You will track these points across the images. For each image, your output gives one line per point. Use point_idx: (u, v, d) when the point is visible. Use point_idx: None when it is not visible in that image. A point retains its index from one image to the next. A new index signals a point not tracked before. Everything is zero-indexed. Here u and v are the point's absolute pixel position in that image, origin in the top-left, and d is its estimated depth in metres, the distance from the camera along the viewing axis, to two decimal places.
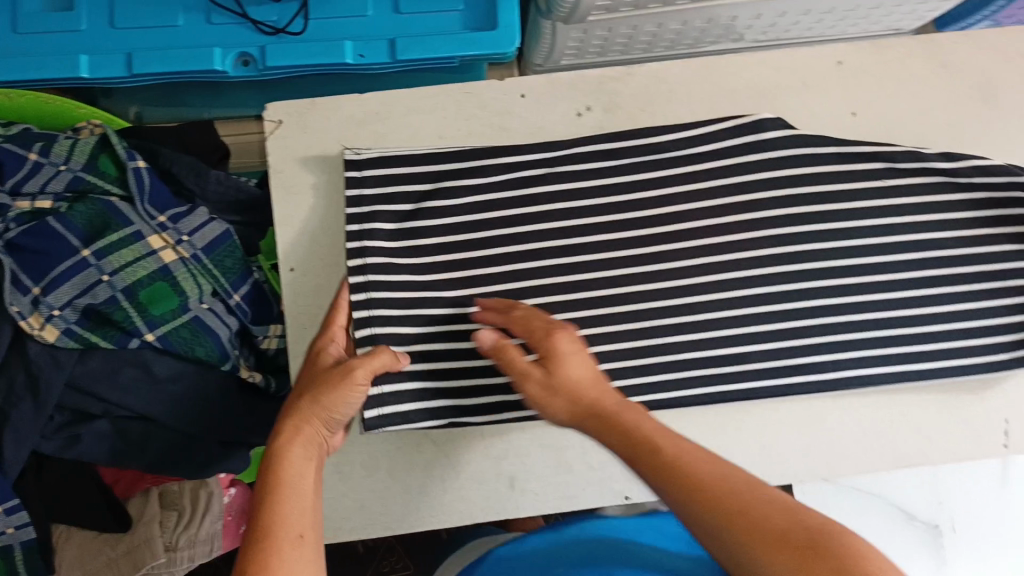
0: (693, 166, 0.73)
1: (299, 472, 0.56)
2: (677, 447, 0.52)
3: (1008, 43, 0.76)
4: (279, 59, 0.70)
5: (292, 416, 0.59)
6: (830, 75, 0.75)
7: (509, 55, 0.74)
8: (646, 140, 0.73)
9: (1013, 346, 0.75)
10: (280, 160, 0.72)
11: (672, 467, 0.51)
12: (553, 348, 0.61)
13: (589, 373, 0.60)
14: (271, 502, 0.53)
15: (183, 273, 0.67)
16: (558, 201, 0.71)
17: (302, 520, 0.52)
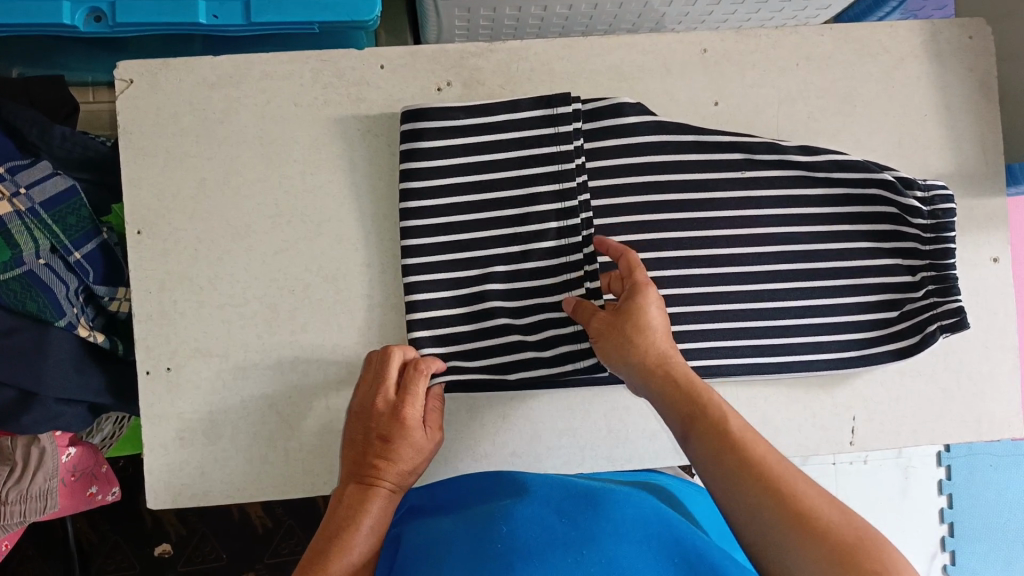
0: (559, 148, 0.71)
1: (354, 530, 0.61)
2: (753, 439, 0.55)
3: (875, 40, 0.76)
4: (129, 16, 0.69)
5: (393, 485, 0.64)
6: (694, 64, 0.75)
7: (369, 23, 0.73)
8: (509, 116, 0.71)
9: (862, 344, 0.75)
10: (131, 119, 0.71)
11: (736, 450, 0.53)
12: (645, 284, 0.65)
13: (658, 322, 0.64)
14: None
15: (18, 226, 0.65)
16: (410, 177, 0.70)
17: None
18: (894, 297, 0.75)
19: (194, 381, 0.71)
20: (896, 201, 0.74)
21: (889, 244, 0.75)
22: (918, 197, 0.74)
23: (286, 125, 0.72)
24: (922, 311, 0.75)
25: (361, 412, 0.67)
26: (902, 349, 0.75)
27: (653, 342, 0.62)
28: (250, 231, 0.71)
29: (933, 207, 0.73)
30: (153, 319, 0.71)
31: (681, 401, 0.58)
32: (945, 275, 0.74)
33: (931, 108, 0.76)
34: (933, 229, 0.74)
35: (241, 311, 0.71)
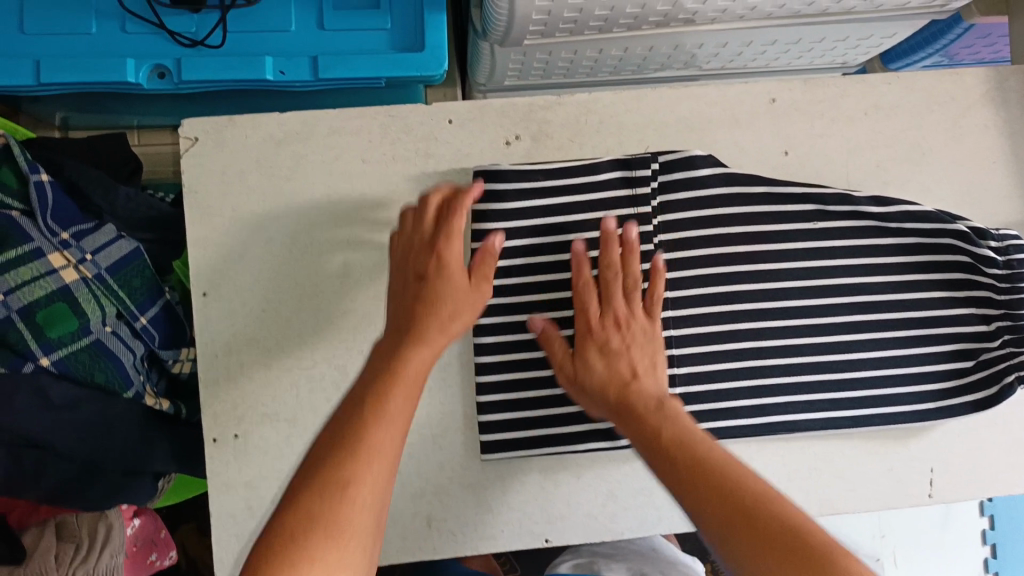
0: (637, 212, 0.71)
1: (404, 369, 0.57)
2: (708, 450, 0.56)
3: (942, 88, 0.76)
4: (195, 74, 0.68)
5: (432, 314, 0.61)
6: (762, 113, 0.74)
7: (437, 77, 0.72)
8: (588, 179, 0.71)
9: (939, 395, 0.74)
10: (196, 178, 0.69)
11: (686, 464, 0.56)
12: (630, 322, 0.68)
13: (638, 355, 0.67)
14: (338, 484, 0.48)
15: (84, 293, 0.63)
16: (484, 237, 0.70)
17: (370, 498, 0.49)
18: (969, 347, 0.75)
19: (262, 449, 0.68)
20: (970, 251, 0.73)
21: (963, 293, 0.74)
22: (993, 246, 0.73)
23: (354, 182, 0.70)
24: (999, 361, 0.74)
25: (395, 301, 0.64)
26: (978, 401, 0.74)
27: (606, 375, 0.66)
28: (320, 292, 0.70)
29: (1008, 256, 0.73)
30: (219, 385, 0.68)
31: (637, 423, 0.62)
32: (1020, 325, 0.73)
33: (1001, 156, 0.76)
34: (1008, 279, 0.73)
35: (310, 374, 0.69)
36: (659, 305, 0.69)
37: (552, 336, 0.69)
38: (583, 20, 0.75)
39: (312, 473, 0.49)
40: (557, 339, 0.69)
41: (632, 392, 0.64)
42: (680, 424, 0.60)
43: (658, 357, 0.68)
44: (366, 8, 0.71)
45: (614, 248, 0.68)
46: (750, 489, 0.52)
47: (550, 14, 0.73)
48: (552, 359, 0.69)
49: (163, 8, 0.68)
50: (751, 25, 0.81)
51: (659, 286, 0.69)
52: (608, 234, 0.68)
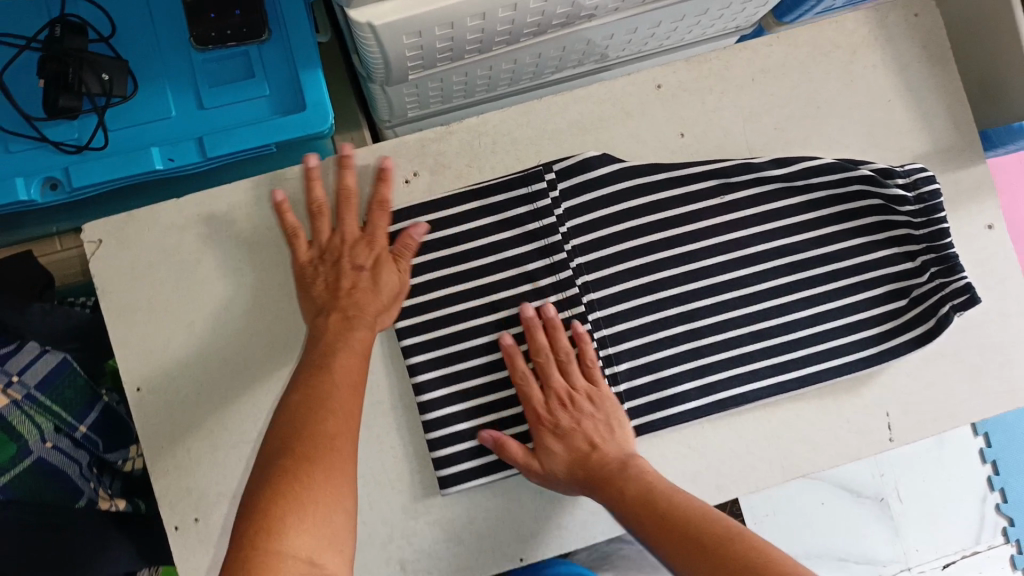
0: (538, 224, 0.72)
1: (344, 317, 0.65)
2: (675, 504, 0.60)
3: (824, 40, 0.76)
4: (86, 178, 0.68)
5: (367, 301, 0.66)
6: (651, 100, 0.75)
7: (326, 132, 0.72)
8: (477, 203, 0.72)
9: (880, 339, 0.74)
10: (107, 280, 0.70)
11: (660, 518, 0.59)
12: (576, 395, 0.69)
13: (594, 425, 0.69)
14: (325, 407, 0.58)
15: (18, 416, 0.64)
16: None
17: (349, 372, 0.62)
18: (899, 286, 0.75)
19: (223, 528, 0.69)
20: (879, 193, 0.74)
21: (882, 235, 0.75)
22: (901, 184, 0.74)
23: (261, 251, 0.72)
24: (932, 294, 0.74)
25: (309, 301, 0.68)
26: (920, 336, 0.74)
27: (570, 458, 0.68)
28: (250, 364, 0.71)
29: (918, 190, 0.74)
30: (170, 472, 0.69)
31: (605, 488, 0.64)
32: (945, 255, 0.73)
33: (895, 92, 0.76)
34: (923, 213, 0.74)
35: (257, 447, 0.70)
36: (594, 368, 0.70)
37: (504, 442, 0.69)
38: (458, 45, 0.75)
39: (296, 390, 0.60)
40: (510, 439, 0.69)
41: (595, 464, 0.67)
42: (648, 482, 0.63)
43: (612, 417, 0.69)
44: (241, 79, 0.71)
45: (539, 334, 0.70)
46: (711, 530, 0.56)
47: (423, 48, 0.73)
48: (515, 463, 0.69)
49: (40, 122, 0.69)
50: (630, 14, 0.81)
51: (589, 350, 0.70)
52: (524, 314, 0.70)
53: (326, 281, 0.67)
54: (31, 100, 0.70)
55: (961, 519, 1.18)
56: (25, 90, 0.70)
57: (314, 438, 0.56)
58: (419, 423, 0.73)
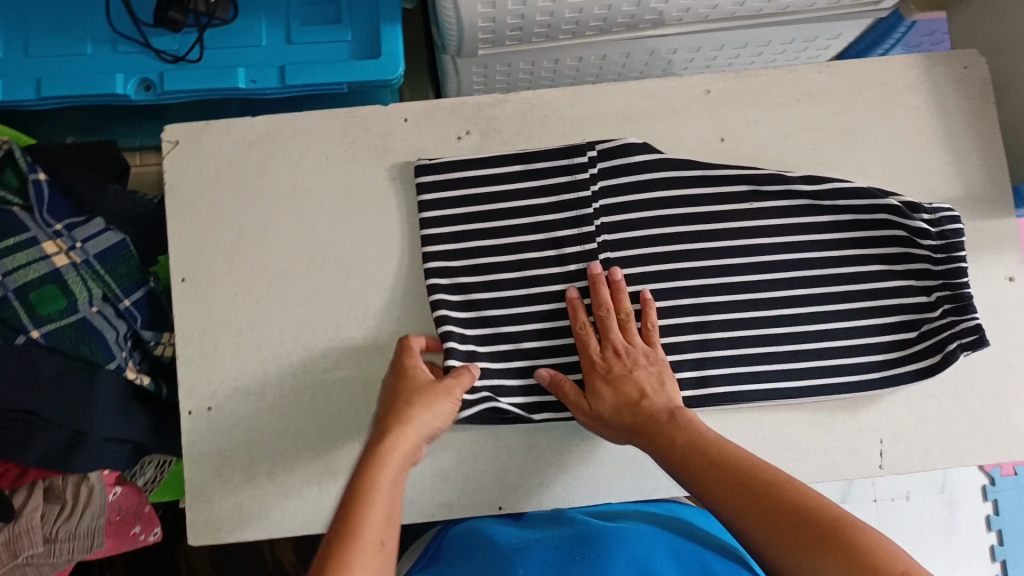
0: (575, 196, 0.76)
1: (408, 425, 0.65)
2: (723, 455, 0.62)
3: (871, 76, 0.80)
4: (177, 84, 0.76)
5: (405, 414, 0.65)
6: (697, 104, 0.79)
7: (394, 82, 0.79)
8: (521, 167, 0.77)
9: (884, 365, 0.76)
10: (177, 177, 0.77)
11: (712, 466, 0.61)
12: (626, 349, 0.72)
13: (643, 379, 0.71)
14: (377, 481, 0.60)
15: (73, 277, 0.71)
16: (435, 225, 0.76)
17: (404, 454, 0.63)
18: (911, 318, 0.77)
19: (234, 421, 0.74)
20: (903, 224, 0.76)
21: (901, 267, 0.77)
22: (926, 219, 0.75)
23: (316, 176, 0.77)
24: (941, 331, 0.75)
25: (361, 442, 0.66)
26: (922, 369, 0.76)
27: (618, 402, 0.69)
28: (285, 277, 0.76)
29: (941, 228, 0.75)
30: (196, 361, 0.75)
31: (654, 432, 0.66)
32: (959, 294, 0.75)
33: (934, 135, 0.79)
34: (943, 249, 0.75)
35: (278, 352, 0.75)
36: (654, 333, 0.73)
37: (560, 379, 0.72)
38: (528, 26, 0.81)
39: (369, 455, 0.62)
40: (566, 379, 0.72)
41: (643, 411, 0.68)
42: (695, 431, 0.65)
43: (663, 378, 0.71)
44: (329, 23, 0.79)
45: (603, 290, 0.73)
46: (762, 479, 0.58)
47: (495, 22, 0.79)
48: (564, 402, 0.71)
49: (149, 29, 0.78)
50: (694, 29, 0.87)
51: (651, 316, 0.73)
52: (591, 269, 0.73)
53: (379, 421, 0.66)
54: (145, 10, 0.78)
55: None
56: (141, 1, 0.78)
57: (364, 509, 0.57)
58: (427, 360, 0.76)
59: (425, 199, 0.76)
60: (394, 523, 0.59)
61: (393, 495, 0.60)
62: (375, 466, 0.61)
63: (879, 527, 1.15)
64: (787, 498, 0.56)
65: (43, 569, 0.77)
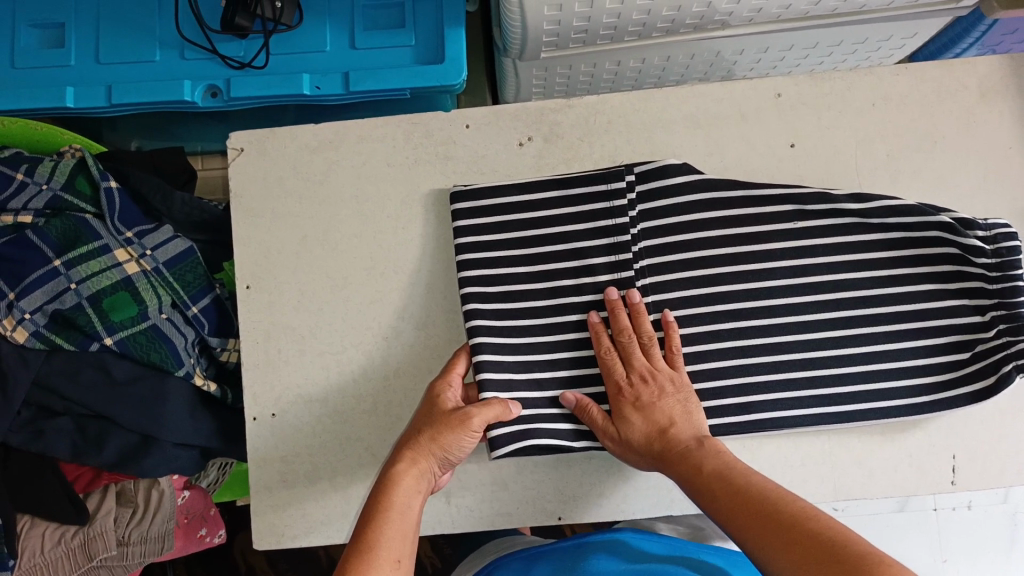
0: (611, 222, 0.74)
1: (424, 451, 0.66)
2: (750, 487, 0.61)
3: (952, 78, 0.76)
4: (243, 90, 0.77)
5: (422, 440, 0.66)
6: (768, 108, 0.77)
7: (457, 86, 0.78)
8: (557, 193, 0.75)
9: (936, 388, 0.72)
10: (241, 183, 0.77)
11: (738, 499, 0.60)
12: (650, 373, 0.70)
13: (668, 404, 0.69)
14: (385, 510, 0.61)
15: (144, 284, 0.72)
16: (470, 248, 0.75)
17: (416, 480, 0.65)
18: (964, 338, 0.73)
19: (297, 427, 0.75)
20: (956, 241, 0.72)
21: (956, 285, 0.73)
22: (980, 236, 0.72)
23: (377, 182, 0.77)
24: (995, 352, 0.72)
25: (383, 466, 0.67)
26: (977, 391, 0.72)
27: (645, 428, 0.68)
28: (346, 284, 0.76)
29: (995, 245, 0.72)
30: (260, 367, 0.76)
31: (683, 463, 0.65)
32: (1016, 313, 0.71)
33: (1017, 141, 0.76)
34: (998, 267, 0.72)
35: (339, 359, 0.76)
36: (677, 356, 0.71)
37: (586, 404, 0.71)
38: (594, 29, 0.80)
39: (383, 480, 0.64)
40: (593, 405, 0.71)
41: (671, 438, 0.67)
42: (724, 461, 0.64)
43: (689, 403, 0.70)
44: (393, 27, 0.78)
45: (623, 315, 0.71)
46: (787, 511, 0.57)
47: (560, 25, 0.78)
48: (593, 428, 0.70)
49: (216, 35, 0.78)
50: (764, 30, 0.84)
51: (675, 338, 0.71)
52: (610, 296, 0.72)
53: (399, 446, 0.67)
54: (213, 16, 0.79)
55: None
56: (209, 7, 0.79)
57: (369, 541, 0.59)
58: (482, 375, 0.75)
59: (488, 203, 0.76)
60: (407, 552, 0.60)
61: (405, 524, 0.62)
62: (385, 493, 0.63)
63: (939, 537, 1.12)
64: (810, 528, 0.54)
65: (116, 568, 0.82)
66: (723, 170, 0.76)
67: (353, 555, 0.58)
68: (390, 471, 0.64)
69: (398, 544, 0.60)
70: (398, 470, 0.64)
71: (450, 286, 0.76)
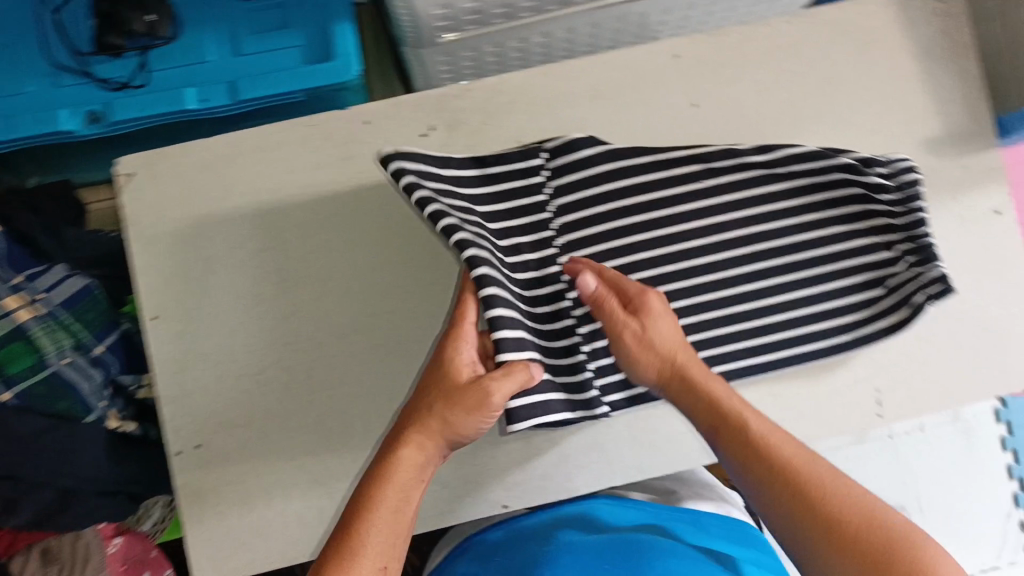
0: (531, 201, 0.72)
1: (436, 431, 0.61)
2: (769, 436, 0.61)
3: (844, 20, 0.77)
4: (125, 113, 0.73)
5: (433, 417, 0.61)
6: (667, 69, 0.76)
7: (352, 82, 0.75)
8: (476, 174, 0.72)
9: (854, 327, 0.73)
10: (135, 211, 0.73)
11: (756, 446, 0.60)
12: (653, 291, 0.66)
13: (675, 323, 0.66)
14: (375, 505, 0.58)
15: (41, 330, 0.68)
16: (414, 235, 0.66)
17: (416, 470, 0.61)
18: (876, 274, 0.74)
19: (224, 455, 0.72)
20: (860, 181, 0.73)
21: (863, 224, 0.74)
22: (882, 174, 0.73)
23: (279, 192, 0.74)
24: (905, 284, 0.73)
25: (387, 438, 0.63)
26: (895, 324, 0.73)
27: (665, 339, 0.64)
28: (259, 301, 0.73)
29: (897, 180, 0.72)
30: (178, 399, 0.72)
31: (703, 395, 0.63)
32: (920, 245, 0.72)
33: (912, 74, 0.76)
34: (902, 202, 0.73)
35: (260, 379, 0.73)
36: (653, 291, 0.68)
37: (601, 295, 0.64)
38: (485, 8, 0.78)
39: (376, 470, 0.61)
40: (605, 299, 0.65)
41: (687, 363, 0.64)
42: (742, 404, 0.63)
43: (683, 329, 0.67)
44: (277, 29, 0.75)
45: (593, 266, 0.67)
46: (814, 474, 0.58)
47: (450, 8, 0.76)
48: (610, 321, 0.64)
49: (90, 58, 0.74)
50: None
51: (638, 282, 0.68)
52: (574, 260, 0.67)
53: (413, 418, 0.62)
54: (82, 38, 0.74)
55: (986, 541, 1.13)
56: (77, 29, 0.74)
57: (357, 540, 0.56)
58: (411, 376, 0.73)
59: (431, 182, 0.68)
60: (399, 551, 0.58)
61: (404, 518, 0.59)
62: (378, 484, 0.59)
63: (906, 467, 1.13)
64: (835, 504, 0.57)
65: None
66: (629, 138, 0.75)
67: (340, 555, 0.55)
68: (392, 457, 0.61)
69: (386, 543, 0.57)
70: (405, 454, 0.61)
71: (367, 290, 0.74)
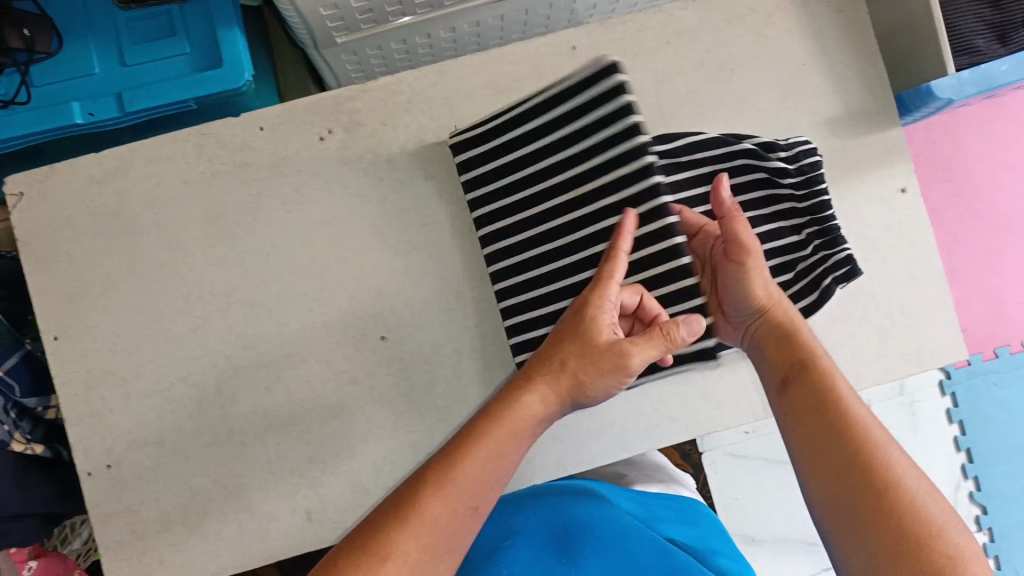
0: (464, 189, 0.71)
1: (544, 393, 0.58)
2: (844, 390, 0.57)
3: (740, 3, 0.76)
4: (11, 132, 0.72)
5: (543, 375, 0.59)
6: (565, 62, 0.76)
7: (244, 88, 0.73)
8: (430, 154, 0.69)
9: None
10: (27, 231, 0.72)
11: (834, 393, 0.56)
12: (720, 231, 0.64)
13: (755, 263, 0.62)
14: (475, 458, 0.55)
15: None
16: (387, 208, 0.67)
17: (495, 452, 0.55)
18: (787, 258, 0.72)
19: (136, 474, 0.71)
20: (763, 166, 0.73)
21: (769, 209, 0.72)
22: (784, 158, 0.73)
23: (178, 204, 0.73)
24: (816, 267, 0.72)
25: (485, 410, 0.58)
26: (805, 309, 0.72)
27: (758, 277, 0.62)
28: (162, 316, 0.73)
29: (799, 163, 0.74)
30: (85, 419, 0.71)
31: (783, 342, 0.61)
32: (827, 228, 0.73)
33: (810, 56, 0.76)
34: (804, 185, 0.74)
35: (169, 395, 0.72)
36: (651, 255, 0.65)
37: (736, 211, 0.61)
38: (379, 7, 0.76)
39: (469, 435, 0.56)
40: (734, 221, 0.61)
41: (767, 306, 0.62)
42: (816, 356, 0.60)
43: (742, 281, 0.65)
44: (163, 37, 0.73)
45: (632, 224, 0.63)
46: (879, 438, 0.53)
47: (339, 8, 0.74)
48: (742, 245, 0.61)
49: None
50: None
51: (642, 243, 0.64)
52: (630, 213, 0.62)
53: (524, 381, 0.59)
54: None
55: None
56: None
57: (416, 499, 0.53)
58: (320, 384, 0.72)
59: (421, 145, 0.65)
60: (446, 542, 0.52)
61: (470, 491, 0.54)
62: (463, 443, 0.56)
63: None
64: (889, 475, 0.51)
65: None
66: None
67: (401, 511, 0.52)
68: (476, 426, 0.56)
69: (450, 519, 0.53)
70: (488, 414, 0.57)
71: (271, 300, 0.73)
